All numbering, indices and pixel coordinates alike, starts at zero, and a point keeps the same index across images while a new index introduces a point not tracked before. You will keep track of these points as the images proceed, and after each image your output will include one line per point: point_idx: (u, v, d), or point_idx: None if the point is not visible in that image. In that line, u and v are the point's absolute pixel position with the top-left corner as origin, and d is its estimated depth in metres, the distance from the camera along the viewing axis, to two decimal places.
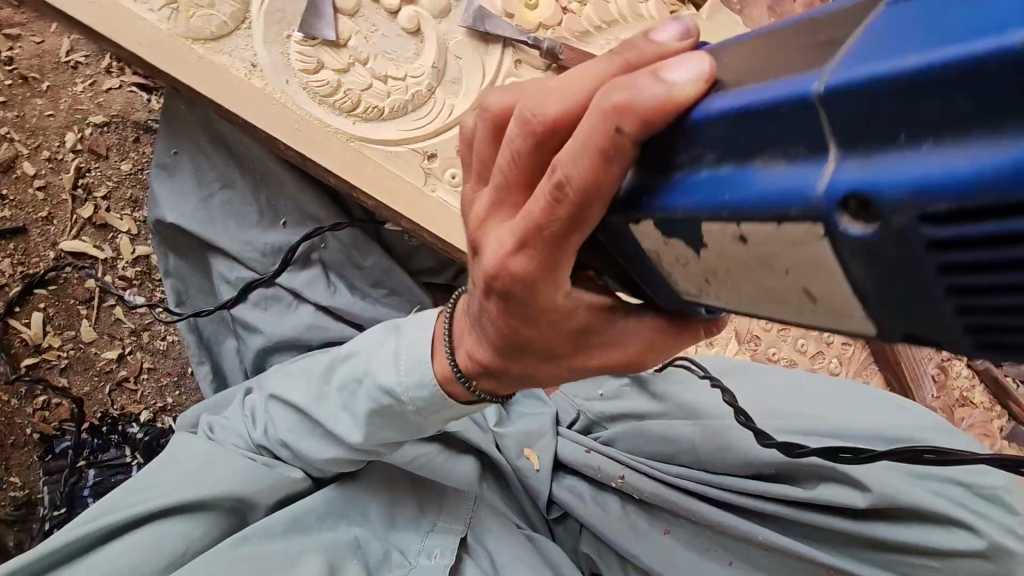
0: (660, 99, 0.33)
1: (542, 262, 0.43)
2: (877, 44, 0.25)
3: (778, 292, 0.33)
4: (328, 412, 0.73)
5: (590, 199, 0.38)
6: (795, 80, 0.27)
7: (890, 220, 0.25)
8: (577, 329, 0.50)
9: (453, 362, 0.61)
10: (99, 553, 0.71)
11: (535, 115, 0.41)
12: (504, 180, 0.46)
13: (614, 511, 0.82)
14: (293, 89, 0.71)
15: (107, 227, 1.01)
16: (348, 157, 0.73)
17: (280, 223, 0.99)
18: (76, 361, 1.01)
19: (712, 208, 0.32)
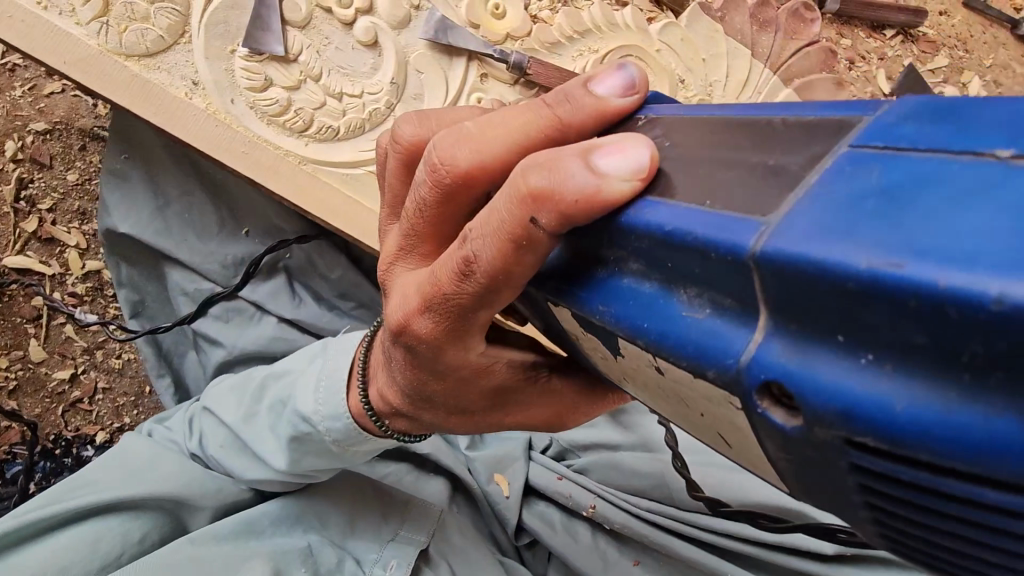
0: (578, 189, 0.38)
1: (454, 319, 0.50)
2: (827, 224, 0.26)
3: (686, 411, 0.41)
4: (255, 432, 0.76)
5: (498, 277, 0.45)
6: (729, 229, 0.30)
7: (815, 429, 0.26)
8: (494, 390, 0.61)
9: (365, 398, 0.67)
10: (34, 549, 0.71)
11: (447, 169, 0.47)
12: (419, 228, 0.52)
13: (584, 541, 0.82)
14: (239, 109, 0.66)
15: (54, 240, 0.96)
16: (300, 181, 0.69)
17: (243, 232, 0.87)
18: (26, 383, 0.97)
19: (636, 329, 0.36)
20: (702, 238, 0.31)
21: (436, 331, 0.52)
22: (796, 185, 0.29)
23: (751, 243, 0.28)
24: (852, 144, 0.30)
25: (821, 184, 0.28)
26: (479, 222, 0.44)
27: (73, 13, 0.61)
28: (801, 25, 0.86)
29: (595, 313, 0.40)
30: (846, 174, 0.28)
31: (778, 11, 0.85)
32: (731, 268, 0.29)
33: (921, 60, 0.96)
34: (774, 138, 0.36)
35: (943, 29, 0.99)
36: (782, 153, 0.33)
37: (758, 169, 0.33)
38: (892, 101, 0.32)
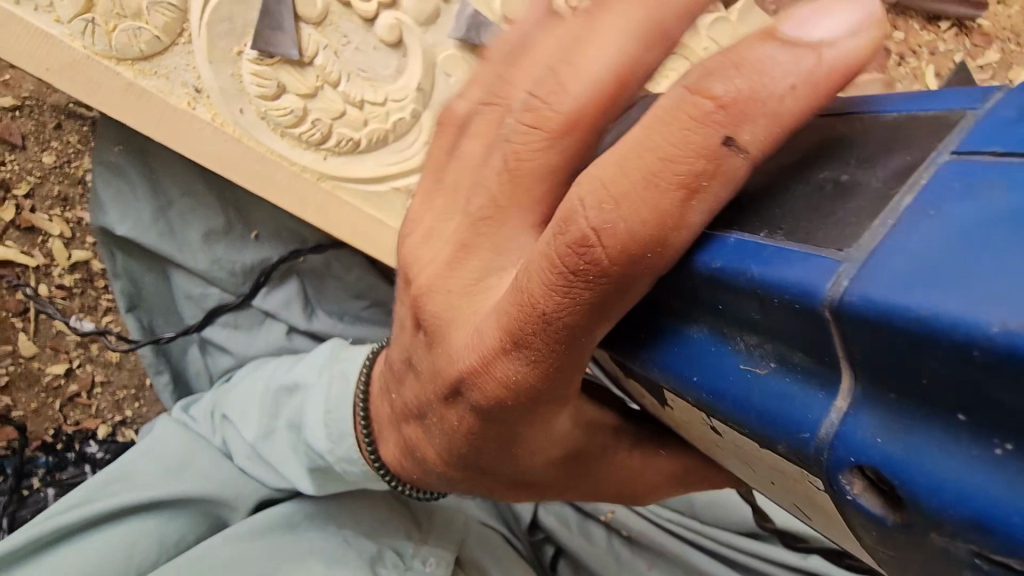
0: (788, 69, 0.26)
1: (557, 343, 0.34)
2: (928, 269, 0.20)
3: (792, 499, 0.33)
4: (278, 445, 0.69)
5: (635, 266, 0.29)
6: (791, 264, 0.24)
7: (927, 532, 0.20)
8: (558, 437, 0.48)
9: (374, 457, 0.58)
10: (73, 549, 0.68)
11: (551, 104, 0.37)
12: (489, 210, 0.41)
13: (599, 542, 0.82)
14: (249, 120, 0.59)
15: (35, 229, 0.88)
16: (318, 200, 0.63)
17: (252, 237, 0.78)
18: (19, 378, 0.92)
19: (732, 404, 0.28)
20: (755, 275, 0.25)
21: (528, 363, 0.36)
22: (884, 214, 0.22)
23: (831, 286, 0.22)
24: (957, 148, 0.23)
25: (915, 209, 0.22)
26: (593, 180, 0.29)
27: (51, 9, 0.53)
28: None
29: (694, 380, 0.30)
30: (939, 194, 0.21)
31: None
32: (811, 320, 0.23)
33: (971, 55, 0.83)
34: (862, 141, 0.27)
35: (998, 18, 0.84)
36: (858, 163, 0.26)
37: (825, 187, 0.26)
38: (1004, 88, 0.24)
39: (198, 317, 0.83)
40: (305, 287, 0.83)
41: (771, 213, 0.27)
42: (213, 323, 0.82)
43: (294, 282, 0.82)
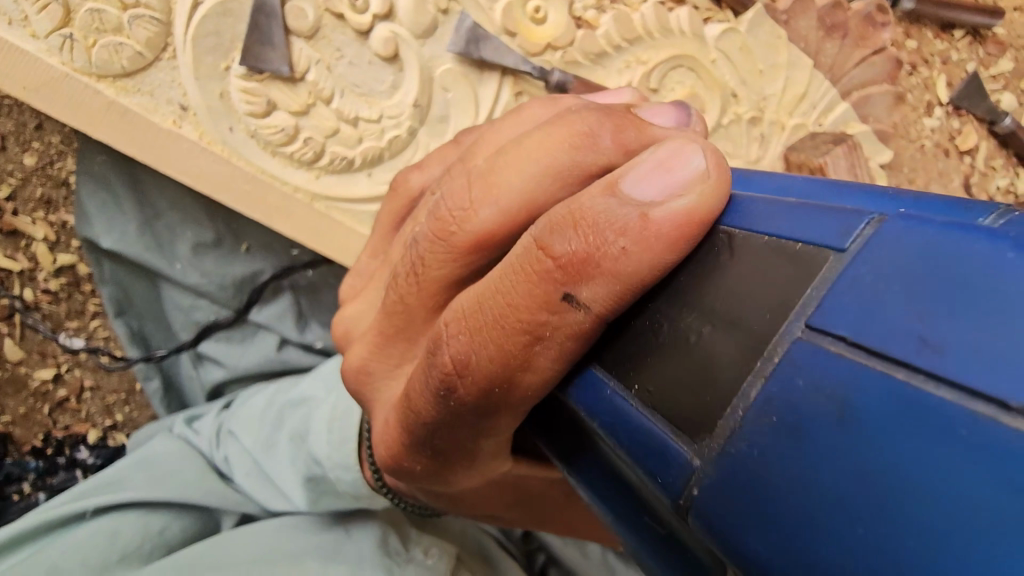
0: (622, 227, 0.25)
1: (459, 440, 0.36)
2: (771, 510, 0.18)
3: None
4: (273, 459, 0.64)
5: (496, 396, 0.31)
6: (647, 447, 0.23)
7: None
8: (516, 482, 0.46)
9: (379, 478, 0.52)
10: (54, 544, 0.65)
11: (456, 221, 0.31)
12: (396, 309, 0.36)
13: (593, 556, 0.82)
14: (239, 139, 0.57)
15: (18, 232, 0.86)
16: (310, 221, 0.60)
17: (242, 250, 0.76)
18: (7, 382, 0.91)
19: (633, 528, 0.28)
20: (626, 452, 0.24)
21: (438, 454, 0.37)
22: (735, 398, 0.20)
23: (684, 488, 0.21)
24: (811, 322, 0.18)
25: (760, 412, 0.19)
26: (460, 313, 0.31)
27: (28, 23, 0.51)
28: (870, 30, 0.70)
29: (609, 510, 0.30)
30: (785, 395, 0.18)
31: (850, 13, 0.69)
32: (671, 506, 0.22)
33: (984, 64, 0.75)
34: (707, 287, 0.23)
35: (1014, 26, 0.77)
36: (722, 304, 0.22)
37: (685, 341, 0.23)
38: (878, 224, 0.19)
39: (192, 333, 0.82)
40: (299, 301, 0.81)
41: (626, 365, 0.25)
42: (206, 337, 0.82)
43: (288, 295, 0.80)
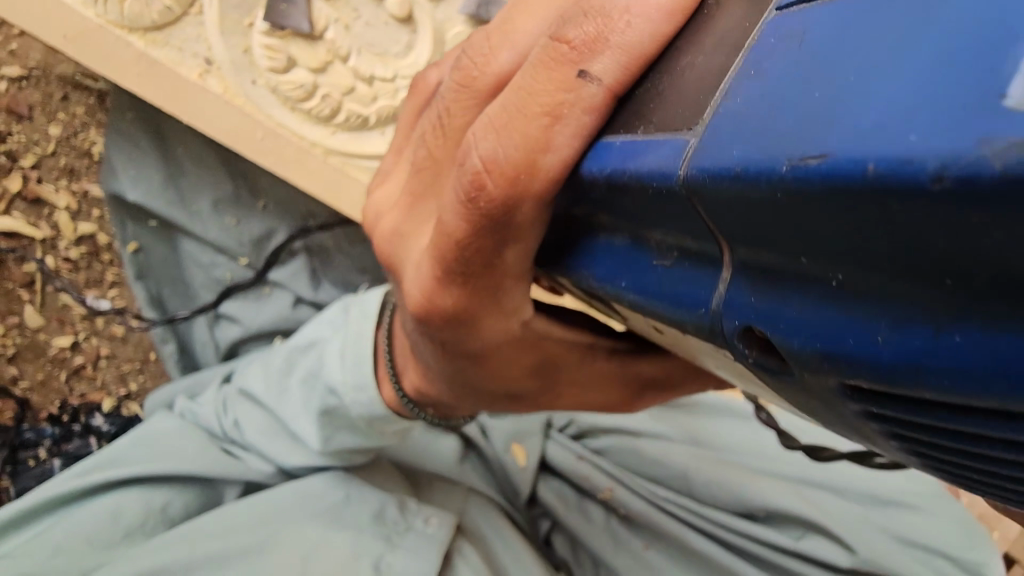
0: (625, 6, 0.25)
1: (479, 277, 0.33)
2: (746, 132, 0.19)
3: (741, 377, 0.29)
4: (286, 405, 0.62)
5: (517, 185, 0.28)
6: (655, 159, 0.22)
7: (804, 375, 0.21)
8: (535, 364, 0.41)
9: (399, 391, 0.50)
10: (65, 519, 0.68)
11: (478, 67, 0.32)
12: (424, 165, 0.36)
13: (596, 520, 0.82)
14: (260, 93, 0.59)
15: (41, 201, 0.89)
16: (327, 175, 0.63)
17: (259, 206, 0.80)
18: (26, 349, 0.93)
19: (639, 295, 0.27)
20: (637, 174, 0.23)
21: (461, 294, 0.34)
22: (723, 82, 0.21)
23: (682, 160, 0.21)
24: (780, 6, 0.21)
25: (742, 75, 0.21)
26: (482, 121, 0.29)
27: None
28: None
29: (618, 286, 0.28)
30: (764, 54, 0.20)
31: None
32: (686, 207, 0.21)
33: None
34: (708, 30, 0.24)
35: None
36: (714, 37, 0.23)
37: (684, 75, 0.23)
38: None
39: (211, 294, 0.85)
40: (311, 261, 0.85)
41: (633, 121, 0.25)
42: (227, 297, 0.84)
43: (302, 253, 0.83)
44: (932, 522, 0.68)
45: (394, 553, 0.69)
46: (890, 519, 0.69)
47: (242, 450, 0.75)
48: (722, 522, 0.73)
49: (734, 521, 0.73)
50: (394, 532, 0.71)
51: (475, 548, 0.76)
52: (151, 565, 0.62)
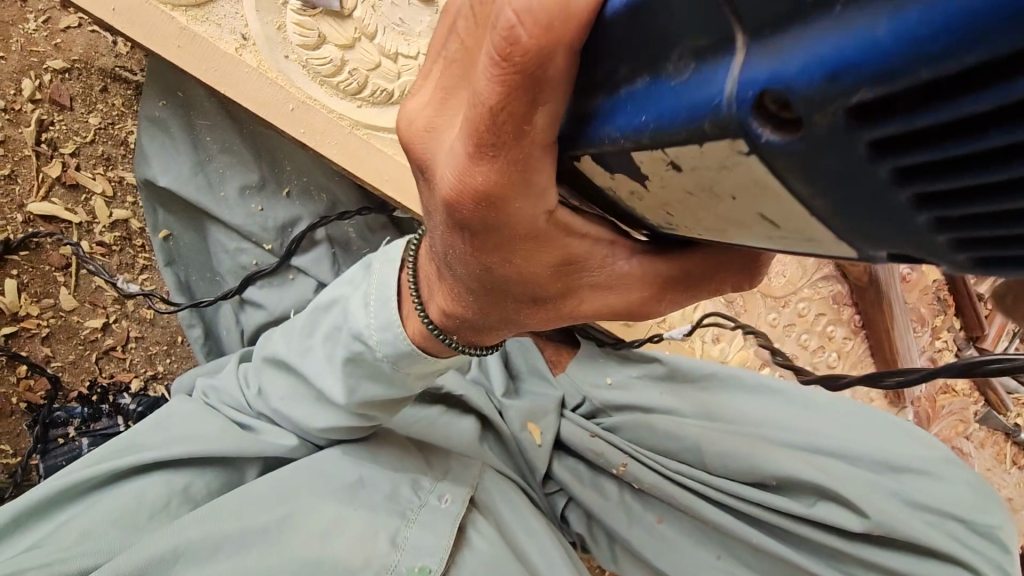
0: None
1: (508, 156, 0.33)
2: None
3: (743, 222, 0.29)
4: (311, 361, 0.63)
5: (551, 32, 0.27)
6: None
7: (812, 120, 0.21)
8: (556, 262, 0.41)
9: (427, 317, 0.52)
10: (89, 505, 0.68)
11: None
12: (456, 59, 0.38)
13: (610, 495, 0.84)
14: (291, 67, 0.63)
15: (79, 187, 0.93)
16: (352, 147, 0.66)
17: (284, 193, 0.83)
18: (58, 330, 0.96)
19: (660, 126, 0.26)
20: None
21: (489, 174, 0.35)
22: None
23: None
24: None
25: None
26: None
27: None
28: None
29: (638, 124, 0.27)
30: None
31: None
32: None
33: None
34: None
35: None
36: None
37: None
38: None
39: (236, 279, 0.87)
40: (333, 249, 0.86)
41: None
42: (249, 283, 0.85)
43: (324, 243, 0.86)
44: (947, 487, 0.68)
45: (409, 529, 0.71)
46: (904, 483, 0.69)
47: (263, 424, 0.76)
48: (738, 491, 0.72)
49: (751, 493, 0.71)
50: (409, 508, 0.73)
51: (487, 519, 0.78)
52: (172, 545, 0.63)
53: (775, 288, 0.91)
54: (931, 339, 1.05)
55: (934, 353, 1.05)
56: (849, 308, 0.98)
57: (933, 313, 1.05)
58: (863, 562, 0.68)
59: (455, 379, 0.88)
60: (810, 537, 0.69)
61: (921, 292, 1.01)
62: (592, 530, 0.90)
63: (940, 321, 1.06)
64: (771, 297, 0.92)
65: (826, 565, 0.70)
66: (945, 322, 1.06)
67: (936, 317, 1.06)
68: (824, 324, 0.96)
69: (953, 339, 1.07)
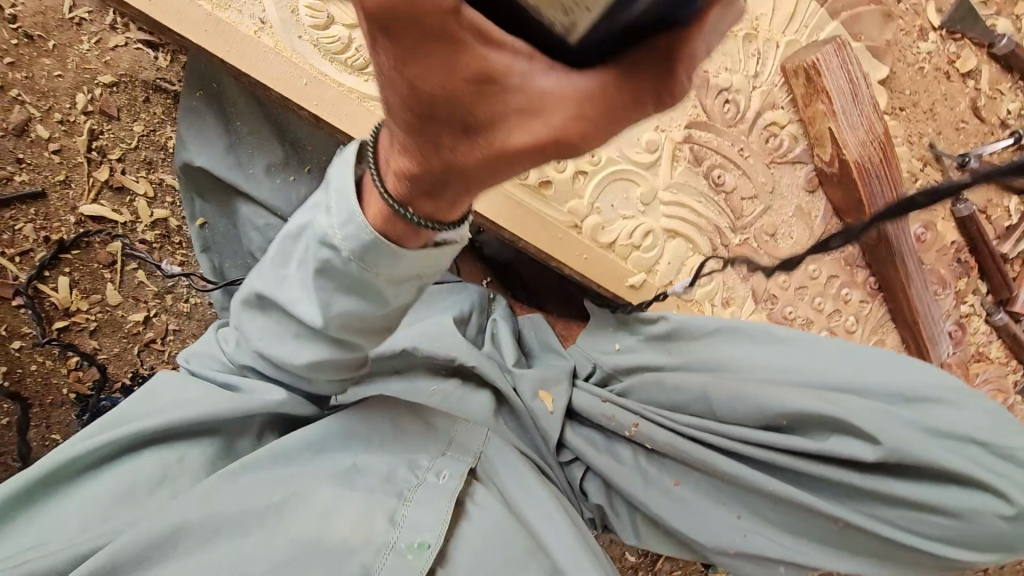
0: None
1: None
2: None
3: None
4: (285, 291, 0.56)
5: None
6: None
7: None
8: (477, 70, 0.35)
9: (382, 191, 0.45)
10: (83, 489, 0.65)
11: None
12: None
13: (625, 459, 0.84)
14: (304, 46, 0.70)
15: (124, 189, 1.03)
16: (361, 117, 0.72)
17: (305, 170, 0.90)
18: (105, 324, 1.04)
19: None
20: None
21: None
22: None
23: None
24: None
25: None
26: None
27: None
28: None
29: None
30: None
31: None
32: None
33: None
34: None
35: None
36: None
37: None
38: None
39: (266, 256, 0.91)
40: None
41: None
42: None
43: None
44: (965, 413, 0.67)
45: (407, 506, 0.68)
46: (918, 413, 0.68)
47: (253, 385, 0.74)
48: (744, 436, 0.73)
49: (756, 436, 0.72)
50: (405, 487, 0.70)
51: (489, 491, 0.76)
52: (168, 526, 0.61)
53: (785, 250, 0.91)
54: (957, 303, 1.02)
55: (961, 317, 1.03)
56: (863, 269, 0.96)
57: (956, 276, 1.01)
58: (882, 497, 0.66)
59: (467, 353, 0.84)
60: (822, 474, 0.68)
61: (938, 252, 0.99)
62: (612, 501, 0.88)
63: (964, 284, 1.02)
64: (781, 259, 0.92)
65: (845, 509, 0.68)
66: (970, 286, 1.02)
67: (959, 281, 1.02)
68: (839, 287, 0.95)
69: (981, 303, 1.04)
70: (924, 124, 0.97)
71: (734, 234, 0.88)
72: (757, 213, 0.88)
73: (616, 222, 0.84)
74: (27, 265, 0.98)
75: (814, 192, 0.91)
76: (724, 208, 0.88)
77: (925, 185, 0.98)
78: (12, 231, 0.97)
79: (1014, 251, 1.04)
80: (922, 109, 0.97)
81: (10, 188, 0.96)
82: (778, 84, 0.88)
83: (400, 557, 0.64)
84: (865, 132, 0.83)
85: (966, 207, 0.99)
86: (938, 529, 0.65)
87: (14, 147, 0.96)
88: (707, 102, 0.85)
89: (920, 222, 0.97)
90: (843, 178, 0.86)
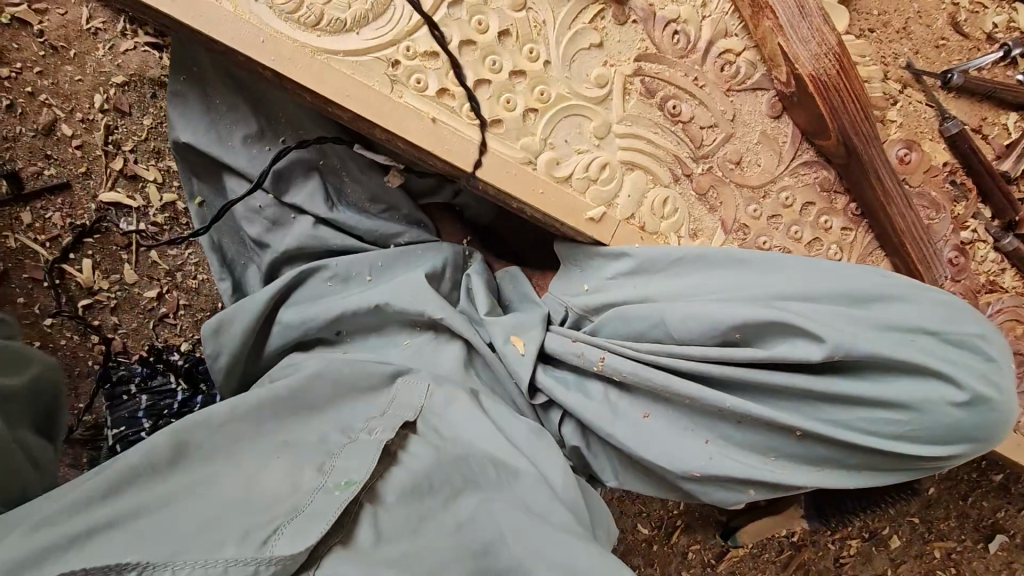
0: None
1: None
2: None
3: None
4: None
5: None
6: None
7: None
8: None
9: None
10: None
11: None
12: None
13: (594, 395, 0.80)
14: (261, 9, 0.78)
15: (137, 177, 1.14)
16: (315, 68, 0.78)
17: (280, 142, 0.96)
18: (123, 302, 1.14)
19: None
20: None
21: None
22: None
23: None
24: None
25: None
26: None
27: None
28: None
29: None
30: None
31: None
32: None
33: None
34: None
35: None
36: None
37: None
38: None
39: (252, 225, 0.97)
40: (325, 182, 0.96)
41: None
42: (260, 228, 0.97)
43: (317, 177, 0.95)
44: (916, 307, 0.70)
45: (336, 459, 0.63)
46: (873, 313, 0.70)
47: None
48: (703, 354, 0.73)
49: (714, 351, 0.73)
50: (333, 446, 0.66)
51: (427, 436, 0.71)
52: (92, 521, 0.52)
53: (750, 176, 0.90)
54: (956, 229, 0.95)
55: (962, 244, 0.96)
56: (842, 195, 0.93)
57: (951, 200, 0.95)
58: (834, 399, 0.70)
59: (438, 306, 0.84)
60: (775, 382, 0.71)
61: (925, 174, 0.94)
62: (588, 443, 0.84)
63: (962, 209, 0.96)
64: (749, 187, 0.90)
65: (804, 418, 0.71)
66: (969, 210, 0.96)
67: (956, 205, 0.96)
68: (818, 214, 0.92)
69: (986, 228, 0.97)
70: (896, 45, 0.95)
71: (696, 164, 0.89)
72: (719, 140, 0.88)
73: (571, 158, 0.86)
74: (55, 248, 1.10)
75: (780, 118, 0.91)
76: (682, 138, 0.89)
77: (907, 107, 0.95)
78: (42, 218, 1.10)
79: (1017, 171, 0.97)
80: (894, 28, 0.95)
81: (40, 182, 1.09)
82: (728, 12, 0.88)
83: (325, 494, 0.58)
84: (817, 45, 0.83)
85: (954, 124, 0.94)
86: (894, 425, 0.69)
87: (43, 145, 1.09)
88: (656, 34, 0.87)
89: (903, 143, 0.93)
90: (802, 95, 0.85)
